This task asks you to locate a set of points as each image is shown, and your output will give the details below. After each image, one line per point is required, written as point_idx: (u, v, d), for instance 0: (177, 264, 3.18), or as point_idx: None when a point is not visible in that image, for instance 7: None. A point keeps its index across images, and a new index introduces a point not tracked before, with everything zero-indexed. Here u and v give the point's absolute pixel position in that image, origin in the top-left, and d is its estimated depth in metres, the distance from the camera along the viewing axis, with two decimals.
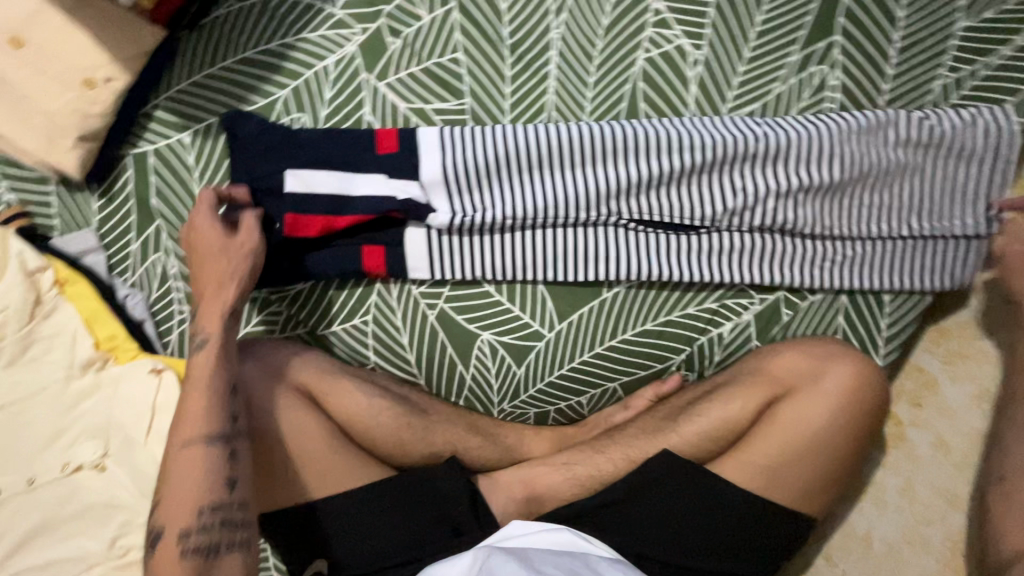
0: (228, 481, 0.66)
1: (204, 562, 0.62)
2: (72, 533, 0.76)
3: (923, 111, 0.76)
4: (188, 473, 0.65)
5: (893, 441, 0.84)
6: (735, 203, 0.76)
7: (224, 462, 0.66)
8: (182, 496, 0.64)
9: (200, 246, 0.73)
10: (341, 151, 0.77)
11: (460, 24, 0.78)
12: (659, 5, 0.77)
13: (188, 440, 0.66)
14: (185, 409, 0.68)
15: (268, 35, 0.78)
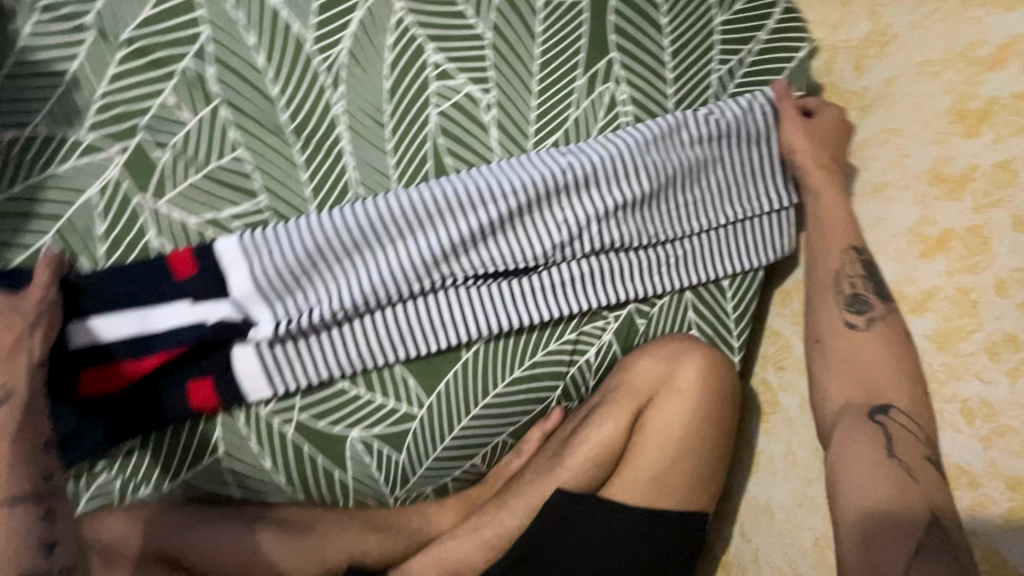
0: (44, 546, 0.60)
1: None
2: None
3: (708, 107, 0.79)
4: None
5: (770, 410, 0.89)
6: (561, 237, 0.76)
7: (37, 534, 0.60)
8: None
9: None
10: (131, 288, 0.69)
11: (232, 120, 0.71)
12: (436, 58, 0.75)
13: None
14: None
15: (6, 180, 0.67)
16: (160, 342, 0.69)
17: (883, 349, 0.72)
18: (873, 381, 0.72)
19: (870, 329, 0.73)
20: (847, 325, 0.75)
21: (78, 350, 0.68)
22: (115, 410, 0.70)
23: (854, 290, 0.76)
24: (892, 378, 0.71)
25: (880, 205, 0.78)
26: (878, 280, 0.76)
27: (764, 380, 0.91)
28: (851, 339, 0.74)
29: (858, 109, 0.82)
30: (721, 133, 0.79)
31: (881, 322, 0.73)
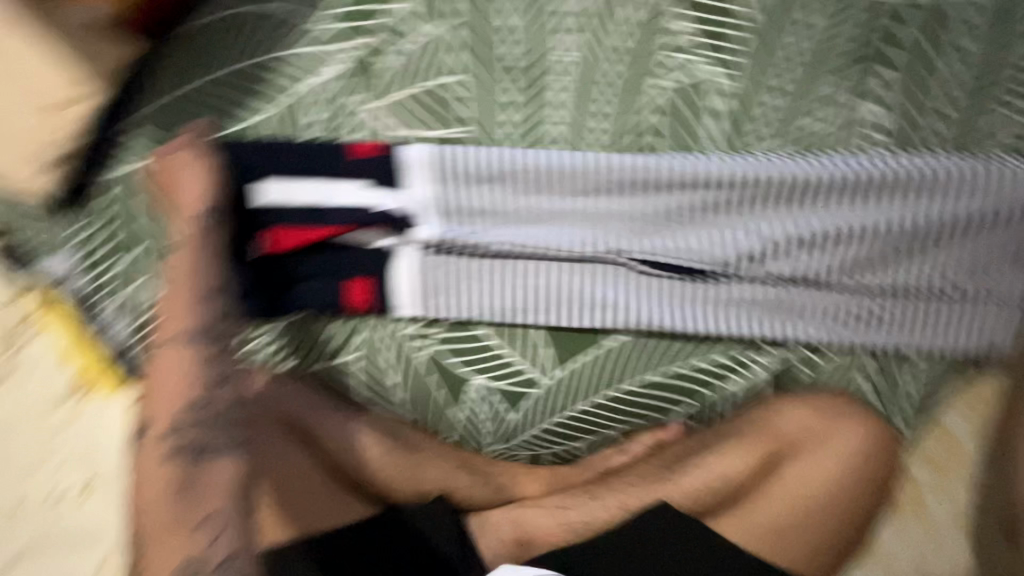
0: (216, 379, 0.59)
1: (188, 468, 0.55)
2: (55, 554, 0.76)
3: (968, 155, 0.68)
4: (170, 369, 0.58)
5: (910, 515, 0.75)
6: (749, 248, 0.69)
7: (207, 360, 0.60)
8: (161, 394, 0.58)
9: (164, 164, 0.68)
10: (319, 159, 0.71)
11: (459, 43, 0.70)
12: (675, 29, 0.70)
13: (165, 341, 0.60)
14: (167, 306, 0.62)
15: (251, 49, 0.72)
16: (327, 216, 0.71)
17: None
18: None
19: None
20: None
21: (263, 207, 0.72)
22: (278, 275, 0.75)
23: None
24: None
25: None
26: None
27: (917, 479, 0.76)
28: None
29: None
30: (976, 188, 0.67)
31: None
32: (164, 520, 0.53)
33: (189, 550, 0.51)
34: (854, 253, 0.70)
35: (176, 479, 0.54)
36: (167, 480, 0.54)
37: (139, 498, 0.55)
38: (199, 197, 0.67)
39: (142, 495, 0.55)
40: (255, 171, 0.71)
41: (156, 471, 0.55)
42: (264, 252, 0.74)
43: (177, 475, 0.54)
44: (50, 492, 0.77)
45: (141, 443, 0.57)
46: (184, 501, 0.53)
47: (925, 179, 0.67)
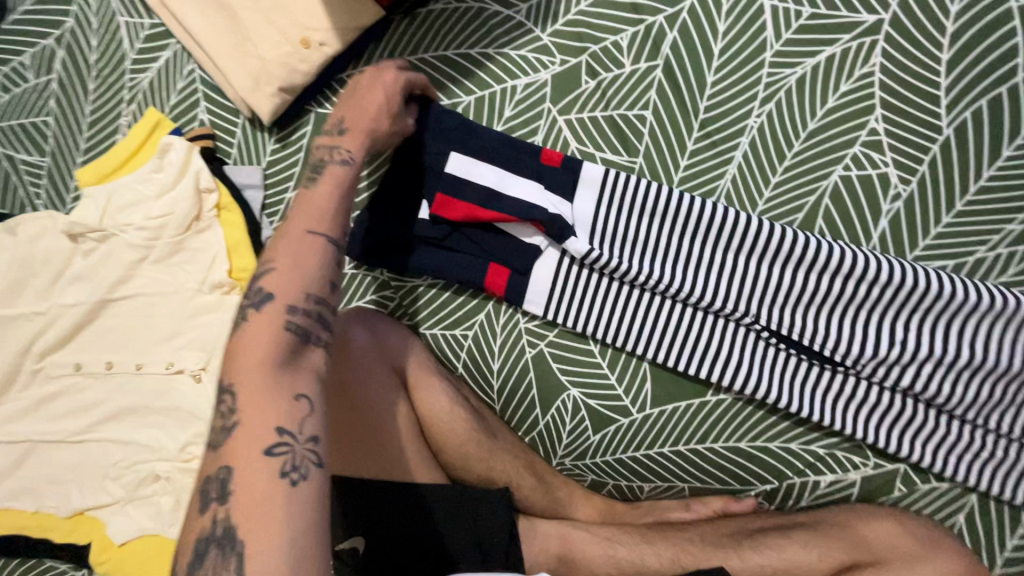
0: (332, 281, 0.61)
1: (294, 346, 0.56)
2: (152, 423, 0.82)
3: None
4: (302, 255, 0.60)
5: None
6: (889, 352, 0.69)
7: (331, 263, 0.61)
8: (287, 273, 0.58)
9: (364, 86, 0.71)
10: (507, 153, 0.76)
11: (660, 84, 0.75)
12: (877, 125, 0.71)
13: (305, 229, 0.61)
14: (311, 200, 0.63)
15: (472, 40, 0.80)
16: (498, 201, 0.74)
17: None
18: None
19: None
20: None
21: (445, 175, 0.75)
22: (431, 240, 0.79)
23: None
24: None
25: None
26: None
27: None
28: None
29: None
30: None
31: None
32: (269, 380, 0.52)
33: (283, 415, 0.51)
34: (997, 394, 0.67)
35: (285, 350, 0.55)
36: (277, 349, 0.55)
37: (242, 355, 0.54)
38: (378, 128, 0.70)
39: (244, 356, 0.54)
40: (447, 141, 0.77)
41: (267, 337, 0.55)
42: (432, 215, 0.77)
43: (286, 348, 0.55)
44: (166, 366, 0.83)
45: (253, 308, 0.57)
46: (286, 374, 0.53)
47: None
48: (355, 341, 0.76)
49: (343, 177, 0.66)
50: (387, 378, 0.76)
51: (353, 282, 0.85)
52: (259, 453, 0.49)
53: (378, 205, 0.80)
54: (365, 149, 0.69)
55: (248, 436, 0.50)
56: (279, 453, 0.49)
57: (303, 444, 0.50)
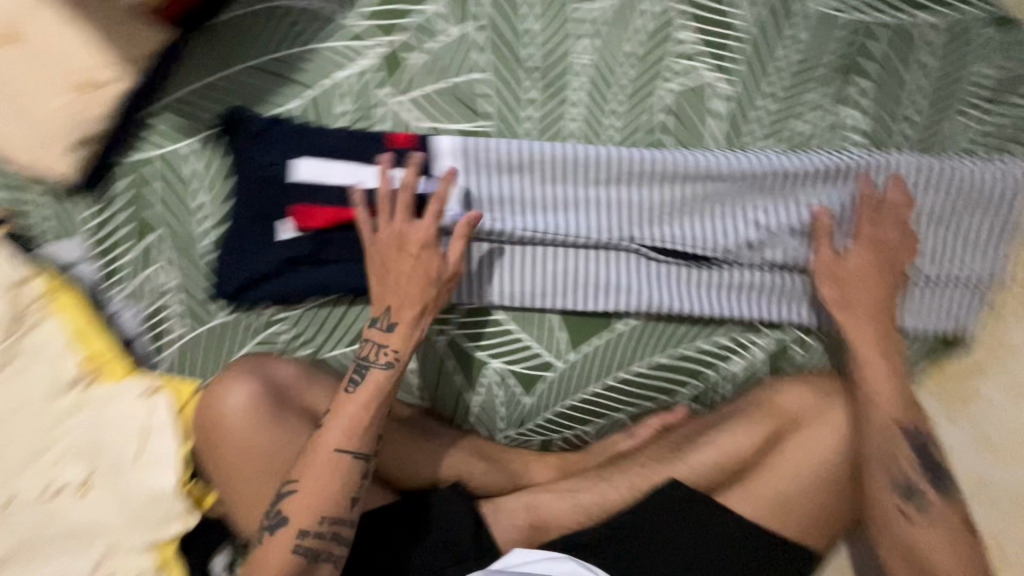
0: (351, 499, 0.64)
1: (305, 562, 0.62)
2: (59, 550, 0.70)
3: (943, 157, 0.76)
4: (322, 477, 0.63)
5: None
6: (754, 235, 0.76)
7: (354, 480, 0.65)
8: (308, 502, 0.63)
9: (400, 255, 0.70)
10: (352, 146, 0.73)
11: (481, 44, 0.75)
12: (687, 36, 0.76)
13: (333, 449, 0.64)
14: (338, 411, 0.66)
15: (280, 42, 0.75)
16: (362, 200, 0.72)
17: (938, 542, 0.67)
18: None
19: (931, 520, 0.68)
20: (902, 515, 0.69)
21: (292, 184, 0.72)
22: (303, 258, 0.74)
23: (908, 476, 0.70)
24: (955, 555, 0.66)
25: None
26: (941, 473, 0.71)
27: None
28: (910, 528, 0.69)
29: None
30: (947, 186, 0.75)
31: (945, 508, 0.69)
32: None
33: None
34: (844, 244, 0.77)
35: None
36: (292, 567, 0.61)
37: (259, 565, 0.62)
38: (410, 289, 0.69)
39: (261, 567, 0.62)
40: (286, 148, 0.72)
41: (279, 558, 0.61)
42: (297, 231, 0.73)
43: (295, 573, 0.61)
44: (42, 490, 0.71)
45: (274, 521, 0.63)
46: None
47: (907, 175, 0.75)
48: (234, 401, 0.68)
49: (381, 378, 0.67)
50: (298, 424, 0.69)
51: (232, 330, 0.77)
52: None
53: (233, 241, 0.74)
54: (412, 316, 0.69)
55: None
56: None
57: None
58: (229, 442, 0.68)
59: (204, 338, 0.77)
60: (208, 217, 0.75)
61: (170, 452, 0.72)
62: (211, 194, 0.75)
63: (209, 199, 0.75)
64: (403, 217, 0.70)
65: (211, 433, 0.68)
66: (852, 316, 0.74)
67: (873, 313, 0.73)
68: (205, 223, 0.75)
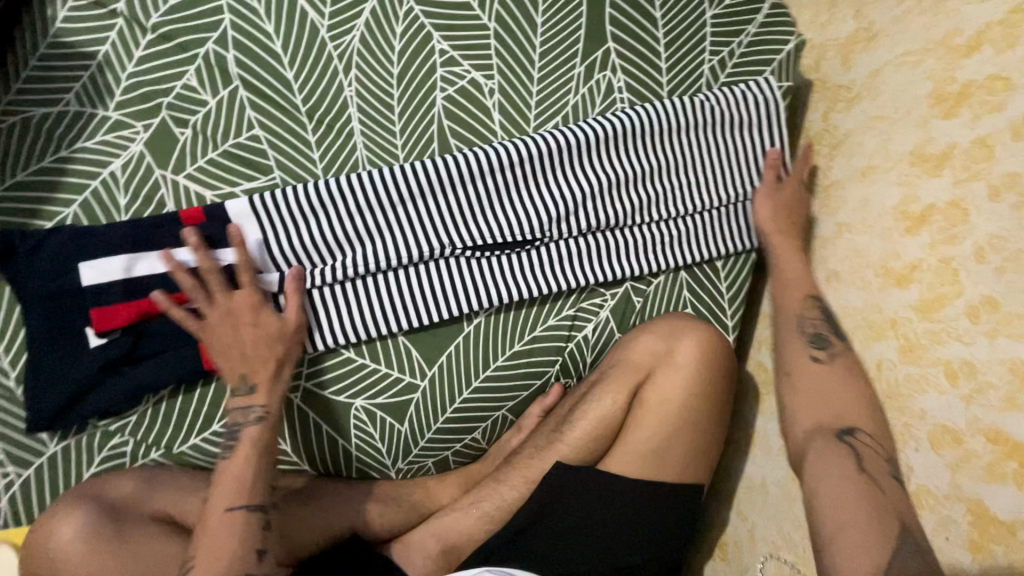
0: (259, 551, 0.64)
1: None
2: None
3: (700, 95, 0.84)
4: (222, 537, 0.63)
5: (941, 439, 0.64)
6: (559, 210, 0.80)
7: (257, 532, 0.65)
8: (209, 568, 0.61)
9: (238, 326, 0.71)
10: (140, 233, 0.71)
11: (249, 101, 0.76)
12: (442, 45, 0.80)
13: (224, 509, 0.64)
14: (222, 480, 0.66)
15: (37, 152, 0.72)
16: (166, 284, 0.71)
17: (826, 381, 0.73)
18: (839, 413, 0.70)
19: (833, 362, 0.75)
20: (812, 360, 0.75)
21: (87, 288, 0.69)
22: (123, 360, 0.71)
23: (813, 330, 0.78)
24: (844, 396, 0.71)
25: (865, 188, 0.80)
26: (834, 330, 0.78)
27: (906, 379, 0.69)
28: (811, 369, 0.75)
29: (846, 101, 0.85)
30: (709, 122, 0.84)
31: (841, 362, 0.74)
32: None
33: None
34: (642, 194, 0.83)
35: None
36: None
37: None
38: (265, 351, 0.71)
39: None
40: (66, 258, 0.69)
41: None
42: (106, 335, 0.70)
43: None
44: None
45: None
46: None
47: (674, 119, 0.82)
48: (65, 536, 0.63)
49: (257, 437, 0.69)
50: (150, 535, 0.66)
51: (71, 455, 0.72)
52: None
53: (37, 367, 0.69)
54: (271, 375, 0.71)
55: None
56: None
57: None
58: None
59: (37, 476, 0.71)
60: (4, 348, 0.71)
61: None
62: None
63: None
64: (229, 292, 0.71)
65: None
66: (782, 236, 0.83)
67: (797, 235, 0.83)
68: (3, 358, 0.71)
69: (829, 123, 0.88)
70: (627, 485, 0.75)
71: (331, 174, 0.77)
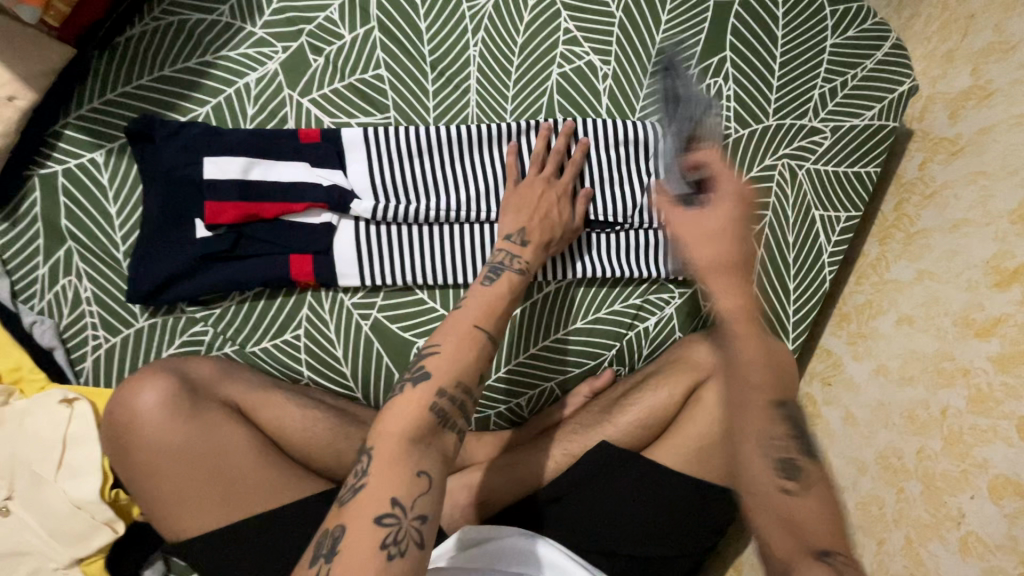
0: (483, 375, 0.60)
1: (434, 424, 0.55)
2: None
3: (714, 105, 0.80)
4: (466, 345, 0.60)
5: (1002, 488, 0.62)
6: (643, 199, 0.82)
7: (488, 361, 0.61)
8: (448, 360, 0.58)
9: (539, 197, 0.76)
10: (261, 142, 0.76)
11: (381, 42, 0.80)
12: (568, 25, 0.83)
13: (472, 324, 0.62)
14: (471, 301, 0.65)
15: (185, 53, 0.78)
16: (277, 193, 0.76)
17: (813, 504, 0.54)
18: (810, 527, 0.53)
19: (807, 495, 0.55)
20: (782, 494, 0.55)
21: (206, 181, 0.74)
22: (219, 255, 0.76)
23: (780, 451, 0.57)
24: (817, 509, 0.54)
25: (955, 239, 0.77)
26: (803, 435, 0.58)
27: (970, 427, 0.67)
28: (770, 498, 0.55)
29: (948, 154, 0.83)
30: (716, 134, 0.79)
31: (814, 489, 0.55)
32: (399, 455, 0.52)
33: (400, 486, 0.51)
34: None
35: (423, 430, 0.54)
36: (422, 424, 0.54)
37: (388, 418, 0.55)
38: (557, 232, 0.76)
39: (389, 417, 0.55)
40: (194, 151, 0.75)
41: (410, 414, 0.55)
42: (215, 228, 0.75)
43: (424, 432, 0.54)
44: None
45: (412, 381, 0.57)
46: (417, 447, 0.53)
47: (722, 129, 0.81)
48: (145, 402, 0.66)
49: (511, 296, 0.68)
50: (218, 417, 0.69)
51: (155, 333, 0.77)
52: (371, 520, 0.49)
53: (148, 245, 0.75)
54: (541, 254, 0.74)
55: (366, 496, 0.50)
56: (387, 524, 0.49)
57: (411, 520, 0.50)
58: (145, 443, 0.65)
59: (122, 345, 0.77)
60: (121, 224, 0.77)
61: (90, 462, 0.71)
62: (118, 204, 0.77)
63: (117, 209, 0.77)
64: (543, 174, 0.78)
65: (126, 439, 0.66)
66: (716, 292, 0.62)
67: (744, 295, 0.61)
68: (114, 234, 0.77)
69: (924, 173, 0.87)
70: (664, 475, 0.75)
71: (441, 123, 0.81)
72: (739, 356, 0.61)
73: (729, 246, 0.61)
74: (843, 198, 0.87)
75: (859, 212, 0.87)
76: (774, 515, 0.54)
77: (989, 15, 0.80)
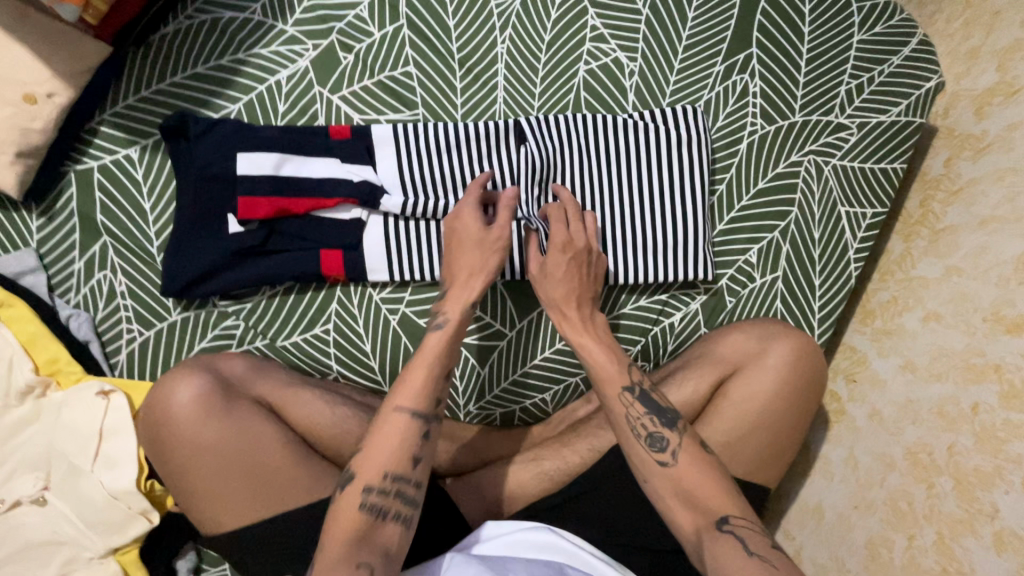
0: (414, 458, 0.61)
1: (370, 520, 0.58)
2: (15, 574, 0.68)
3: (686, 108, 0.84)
4: (391, 437, 0.61)
5: None
6: (623, 193, 0.82)
7: (419, 438, 0.62)
8: (377, 457, 0.60)
9: (458, 241, 0.73)
10: (294, 139, 0.77)
11: (410, 40, 0.81)
12: (594, 22, 0.84)
13: (394, 407, 0.62)
14: (402, 380, 0.64)
15: (218, 50, 0.79)
16: (309, 190, 0.76)
17: (700, 477, 0.62)
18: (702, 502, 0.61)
19: (680, 464, 0.63)
20: (659, 467, 0.64)
21: (240, 177, 0.75)
22: (253, 249, 0.77)
23: (648, 429, 0.65)
24: (703, 485, 0.62)
25: (984, 236, 0.77)
26: (660, 409, 0.67)
27: (1003, 424, 0.67)
28: (661, 479, 0.63)
29: (974, 151, 0.83)
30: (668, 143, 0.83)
31: (685, 455, 0.64)
32: (342, 556, 0.54)
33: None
34: (686, 192, 0.83)
35: (359, 531, 0.57)
36: (358, 521, 0.57)
37: (331, 525, 0.57)
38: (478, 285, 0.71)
39: (331, 525, 0.57)
40: (227, 147, 0.76)
41: (348, 519, 0.57)
42: (248, 224, 0.76)
43: (363, 529, 0.57)
44: None
45: (341, 485, 0.59)
46: (358, 546, 0.56)
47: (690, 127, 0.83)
48: (180, 398, 0.67)
49: (440, 359, 0.66)
50: (250, 413, 0.70)
51: (187, 327, 0.79)
52: None
53: (183, 239, 0.76)
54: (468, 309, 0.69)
55: None
56: None
57: None
58: (181, 438, 0.66)
59: (156, 338, 0.78)
60: (156, 219, 0.78)
61: (125, 454, 0.72)
62: (152, 200, 0.78)
63: (151, 205, 0.78)
64: (475, 219, 0.74)
65: (162, 433, 0.67)
66: (564, 320, 0.73)
67: (582, 318, 0.73)
68: (148, 230, 0.78)
69: (950, 169, 0.86)
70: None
71: (469, 120, 0.82)
72: (590, 367, 0.70)
73: (573, 281, 0.74)
74: (869, 194, 0.86)
75: (885, 208, 0.87)
76: (671, 499, 0.62)
77: (1015, 11, 0.79)
